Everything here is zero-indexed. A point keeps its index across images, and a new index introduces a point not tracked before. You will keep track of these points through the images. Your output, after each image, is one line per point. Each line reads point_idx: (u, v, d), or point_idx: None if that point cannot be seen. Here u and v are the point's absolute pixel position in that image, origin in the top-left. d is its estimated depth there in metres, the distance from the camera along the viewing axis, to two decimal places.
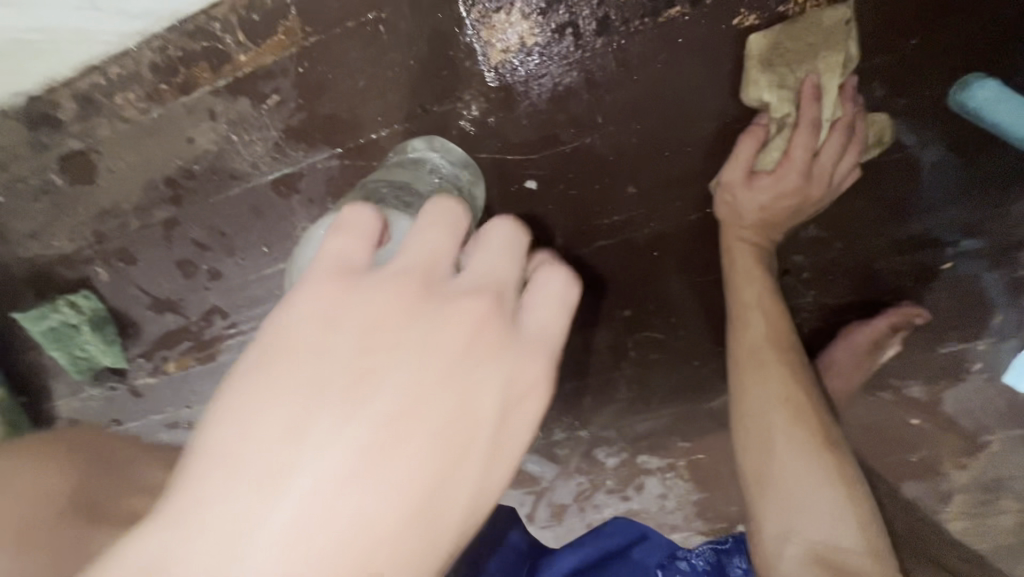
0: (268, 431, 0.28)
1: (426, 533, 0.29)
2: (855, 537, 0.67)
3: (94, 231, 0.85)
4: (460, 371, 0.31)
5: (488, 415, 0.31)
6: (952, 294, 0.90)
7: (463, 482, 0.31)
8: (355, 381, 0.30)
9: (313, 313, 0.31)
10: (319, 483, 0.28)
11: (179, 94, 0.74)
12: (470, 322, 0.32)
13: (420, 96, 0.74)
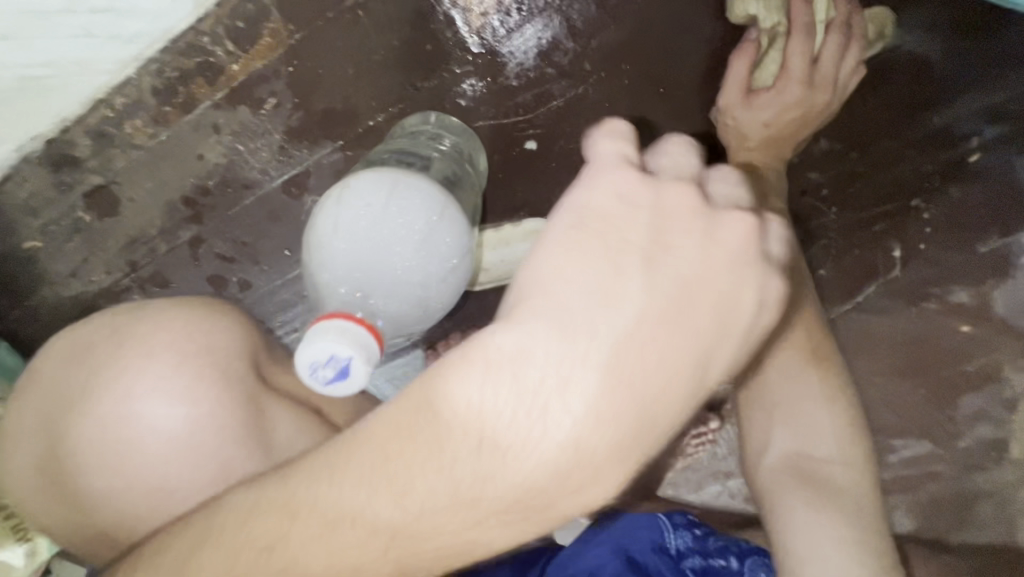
0: (596, 281, 0.37)
1: (698, 390, 0.38)
2: (835, 448, 0.71)
3: (125, 262, 0.87)
4: (730, 268, 0.39)
5: (746, 309, 0.39)
6: (989, 186, 0.87)
7: (732, 358, 0.39)
8: (660, 251, 0.38)
9: (623, 195, 0.38)
10: (634, 323, 0.37)
11: (183, 113, 0.77)
12: (736, 229, 0.39)
13: (409, 75, 0.74)
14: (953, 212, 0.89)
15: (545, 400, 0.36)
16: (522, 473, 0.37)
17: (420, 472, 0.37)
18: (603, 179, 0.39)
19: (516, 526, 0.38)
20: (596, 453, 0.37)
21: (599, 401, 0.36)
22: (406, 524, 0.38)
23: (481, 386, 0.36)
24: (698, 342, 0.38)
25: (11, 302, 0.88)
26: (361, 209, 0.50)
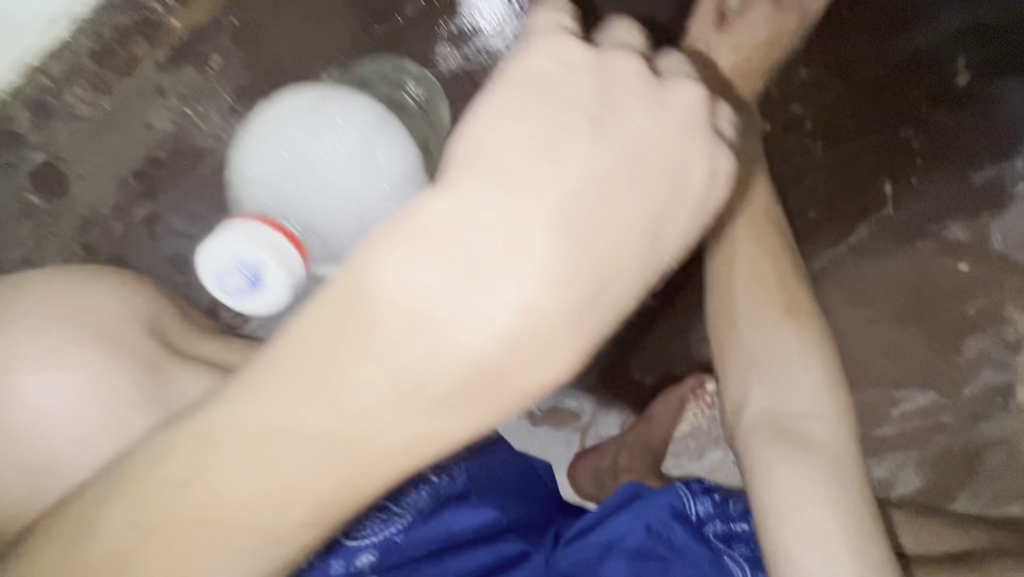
0: (536, 138, 0.36)
1: (651, 254, 0.37)
2: (810, 400, 0.68)
3: (78, 245, 0.82)
4: (678, 130, 0.38)
5: (701, 175, 0.38)
6: (976, 111, 0.84)
7: (682, 224, 0.38)
8: (605, 112, 0.37)
9: (562, 54, 0.37)
10: (578, 178, 0.35)
11: (125, 77, 0.73)
12: (685, 95, 0.39)
13: (361, 20, 0.70)
14: (943, 140, 0.85)
15: (489, 263, 0.34)
16: (462, 348, 0.34)
17: (349, 363, 0.35)
18: (544, 40, 0.38)
19: (461, 415, 0.36)
20: (547, 319, 0.35)
21: (546, 259, 0.35)
22: (341, 425, 0.36)
23: (412, 251, 0.34)
24: (647, 201, 0.37)
25: None
26: (289, 117, 0.50)
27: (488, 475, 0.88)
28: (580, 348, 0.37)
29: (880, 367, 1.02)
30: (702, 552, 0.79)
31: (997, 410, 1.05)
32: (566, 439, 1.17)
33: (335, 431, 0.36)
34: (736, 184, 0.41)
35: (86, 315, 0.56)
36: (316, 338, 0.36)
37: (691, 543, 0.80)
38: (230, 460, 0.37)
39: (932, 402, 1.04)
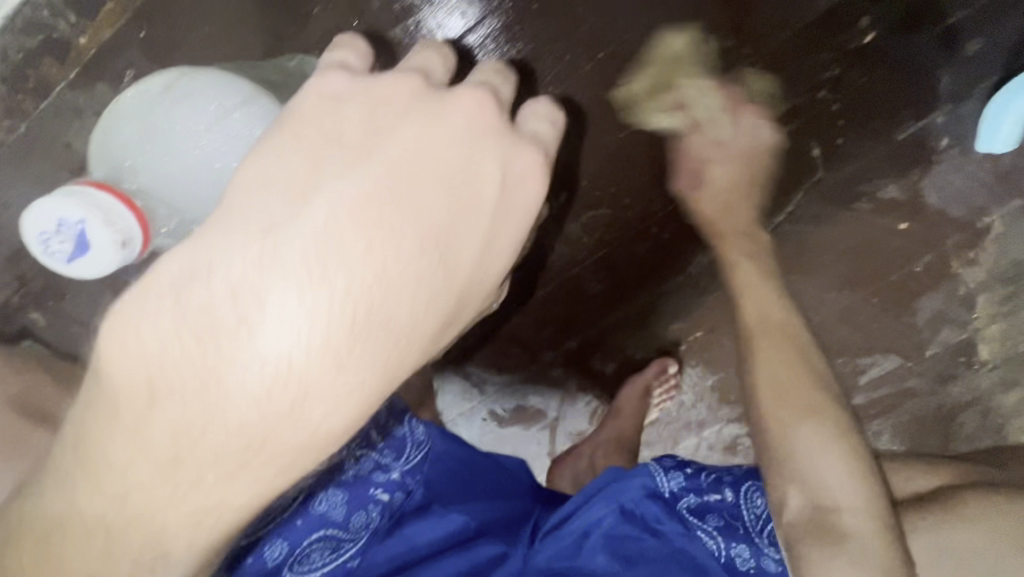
0: (298, 172, 0.38)
1: (435, 262, 0.39)
2: (845, 493, 0.65)
3: (13, 275, 0.82)
4: (454, 138, 0.42)
5: (481, 177, 0.42)
6: (889, 68, 0.87)
7: (464, 231, 0.41)
8: (370, 139, 0.40)
9: (325, 98, 0.41)
10: (341, 203, 0.37)
11: (39, 99, 0.72)
12: (458, 105, 0.43)
13: (269, 24, 0.71)
14: (857, 103, 0.88)
15: (245, 300, 0.36)
16: (243, 380, 0.36)
17: (134, 421, 0.37)
18: (315, 83, 0.42)
19: (259, 449, 0.38)
20: (309, 349, 0.36)
21: (304, 285, 0.36)
22: (159, 469, 0.38)
23: (177, 295, 0.36)
24: (420, 213, 0.39)
25: None
26: (150, 102, 0.49)
27: (448, 476, 0.81)
28: (363, 375, 0.38)
29: (838, 333, 1.03)
30: (676, 530, 0.71)
31: (964, 369, 1.04)
32: (538, 438, 1.12)
33: (155, 476, 0.38)
34: (541, 176, 0.45)
35: None
36: (114, 393, 0.37)
37: (666, 526, 0.72)
38: (80, 522, 0.39)
39: (895, 366, 1.05)
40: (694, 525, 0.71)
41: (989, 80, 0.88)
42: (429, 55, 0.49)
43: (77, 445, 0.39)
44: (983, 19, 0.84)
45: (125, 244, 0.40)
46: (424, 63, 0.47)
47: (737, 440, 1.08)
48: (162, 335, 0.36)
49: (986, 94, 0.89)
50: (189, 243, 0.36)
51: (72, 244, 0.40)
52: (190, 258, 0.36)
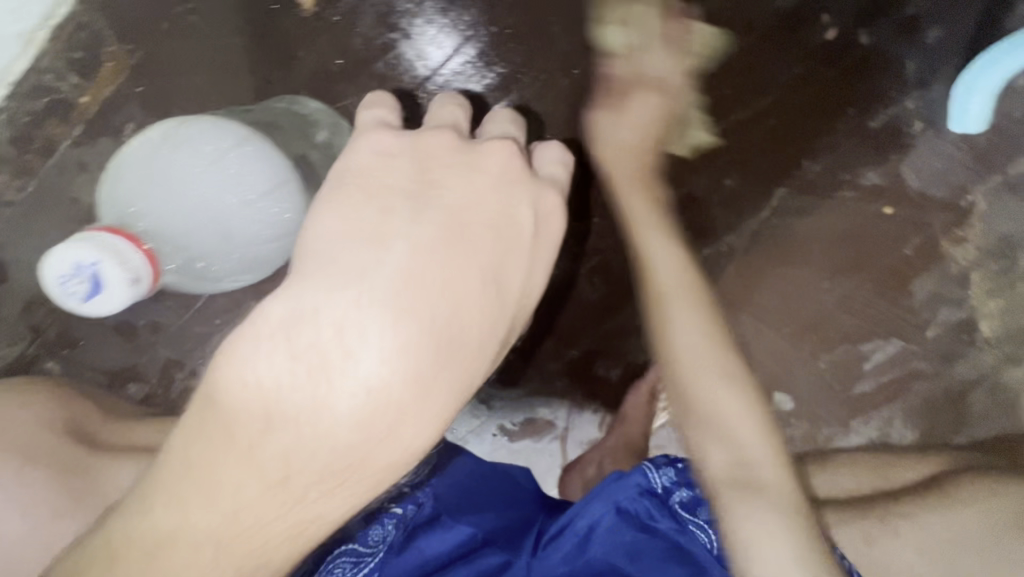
0: (369, 224, 0.43)
1: (496, 296, 0.44)
2: (761, 455, 0.64)
3: (29, 327, 0.85)
4: (494, 186, 0.47)
5: (520, 219, 0.47)
6: (856, 60, 0.90)
7: (515, 267, 0.45)
8: (427, 190, 0.45)
9: (379, 157, 0.47)
10: (414, 249, 0.42)
11: (44, 157, 0.75)
12: (495, 156, 0.48)
13: (257, 68, 0.75)
14: (831, 92, 0.91)
15: (334, 343, 0.39)
16: (340, 415, 0.39)
17: (233, 460, 0.39)
18: (370, 141, 0.48)
19: (351, 476, 0.41)
20: (396, 386, 0.39)
21: (390, 325, 0.40)
22: (270, 490, 0.40)
23: (278, 338, 0.39)
24: (478, 256, 0.44)
25: None
26: (149, 154, 0.52)
27: (455, 489, 0.83)
28: (443, 403, 0.42)
29: (839, 322, 1.03)
30: (666, 523, 0.75)
31: (969, 348, 1.04)
32: (550, 450, 1.11)
33: (264, 496, 0.40)
34: (560, 216, 0.50)
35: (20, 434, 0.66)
36: (229, 415, 0.39)
37: (660, 523, 0.75)
38: (178, 554, 0.39)
39: (901, 349, 1.04)
40: (686, 520, 0.75)
41: (952, 65, 0.92)
42: (455, 108, 0.54)
43: (184, 470, 0.40)
44: (934, 10, 0.90)
45: (133, 280, 0.44)
46: (452, 123, 0.52)
47: None
48: (267, 372, 0.39)
49: (950, 78, 0.93)
50: (284, 293, 0.40)
51: (89, 284, 0.43)
52: (287, 301, 0.40)
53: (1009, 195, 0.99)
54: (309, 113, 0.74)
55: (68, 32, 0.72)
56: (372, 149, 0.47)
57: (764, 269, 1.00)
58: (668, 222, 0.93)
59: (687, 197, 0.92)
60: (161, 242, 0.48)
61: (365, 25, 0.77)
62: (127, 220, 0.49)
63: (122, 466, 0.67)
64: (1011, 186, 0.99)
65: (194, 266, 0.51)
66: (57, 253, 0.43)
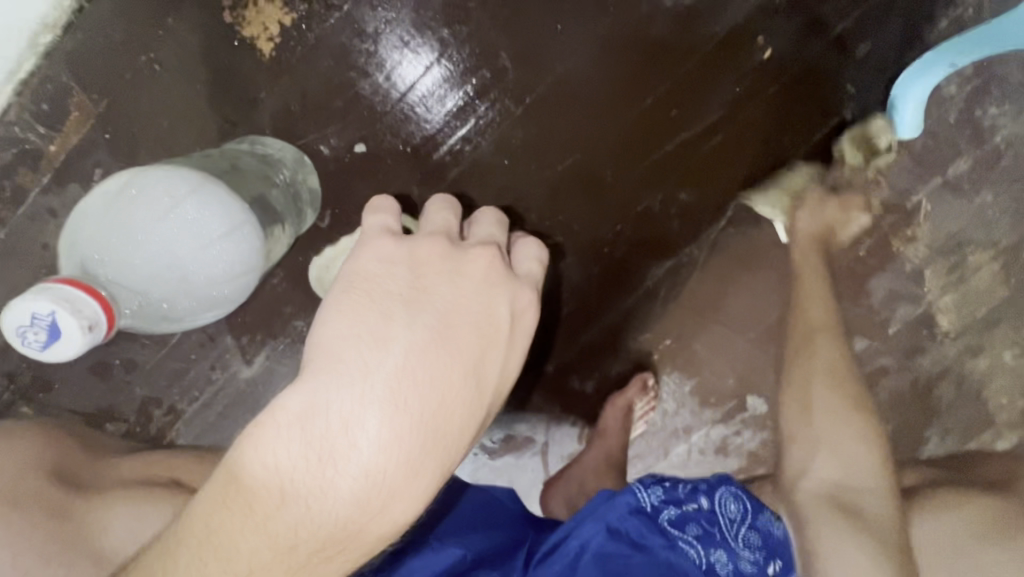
0: (366, 325, 0.44)
1: (475, 394, 0.45)
2: (873, 481, 0.81)
3: (4, 373, 0.86)
4: (477, 290, 0.46)
5: (501, 322, 0.47)
6: (795, 75, 0.96)
7: (497, 365, 0.46)
8: (419, 292, 0.45)
9: (376, 257, 0.46)
10: (408, 354, 0.43)
11: (14, 206, 0.77)
12: (480, 259, 0.48)
13: (221, 112, 0.77)
14: (774, 107, 0.96)
15: (332, 442, 0.41)
16: (339, 497, 0.41)
17: (242, 534, 0.40)
18: (372, 236, 0.48)
19: (345, 552, 0.42)
20: (388, 478, 0.42)
21: (383, 426, 0.42)
22: (278, 563, 0.41)
23: (285, 435, 0.41)
24: (462, 359, 0.44)
25: None
26: (110, 207, 0.54)
27: (445, 515, 0.84)
28: (426, 492, 0.43)
29: None
30: (659, 542, 0.75)
31: (929, 342, 1.08)
32: (532, 466, 1.13)
33: (275, 562, 0.41)
34: (535, 313, 0.49)
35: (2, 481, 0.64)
36: (246, 494, 0.40)
37: (651, 541, 0.75)
38: None
39: (865, 347, 1.08)
40: (676, 535, 0.76)
41: (885, 76, 0.97)
42: (450, 206, 0.52)
43: (203, 530, 0.41)
44: (865, 26, 0.95)
45: (92, 327, 0.44)
46: (445, 223, 0.50)
47: (726, 440, 1.09)
48: (280, 459, 0.41)
49: (885, 88, 0.98)
50: (298, 388, 0.42)
51: (46, 333, 0.43)
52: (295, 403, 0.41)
53: (951, 195, 1.04)
54: (272, 153, 0.78)
55: (32, 83, 0.74)
56: (373, 250, 0.47)
57: (728, 277, 1.04)
58: (628, 238, 0.97)
59: (646, 212, 0.96)
60: (121, 291, 0.50)
61: (324, 64, 0.79)
62: (90, 269, 0.50)
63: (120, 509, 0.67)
64: (953, 186, 1.04)
65: (160, 306, 0.53)
66: (11, 307, 0.43)
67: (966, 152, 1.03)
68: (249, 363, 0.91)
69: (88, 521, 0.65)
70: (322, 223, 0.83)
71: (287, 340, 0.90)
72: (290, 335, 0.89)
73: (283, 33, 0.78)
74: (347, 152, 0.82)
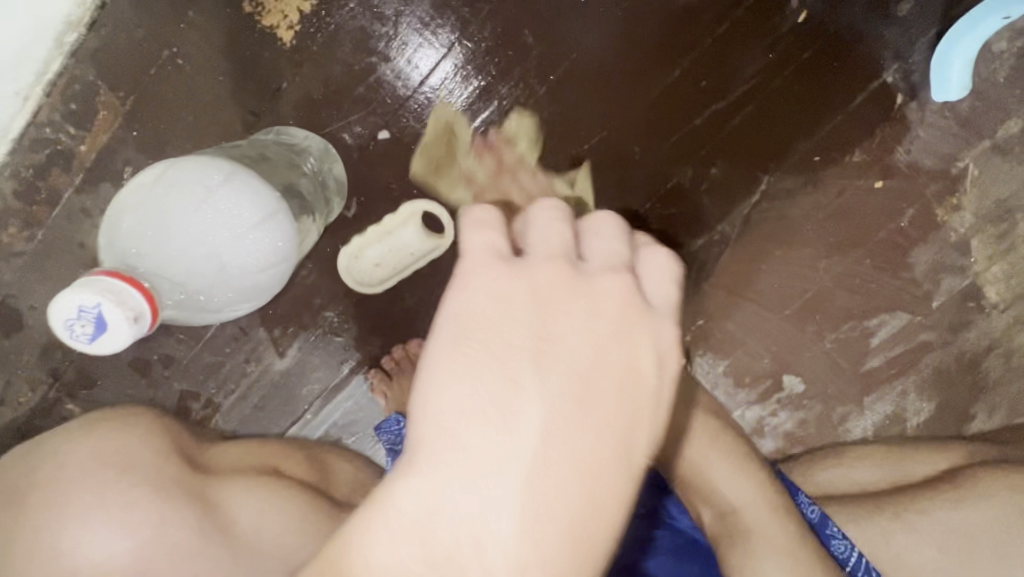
0: (486, 392, 0.34)
1: (625, 473, 0.36)
2: (737, 491, 0.69)
3: (48, 370, 0.88)
4: (614, 335, 0.37)
5: (646, 376, 0.37)
6: (829, 39, 0.92)
7: (645, 432, 0.37)
8: (545, 344, 0.36)
9: (488, 296, 0.36)
10: (545, 431, 0.34)
11: (51, 207, 0.78)
12: (612, 290, 0.37)
13: (246, 104, 0.77)
14: (807, 74, 0.92)
15: (461, 549, 0.33)
16: None
17: None
18: (475, 264, 0.37)
19: None
20: None
21: (522, 526, 0.33)
22: None
23: (408, 534, 0.33)
24: (609, 429, 0.36)
25: None
26: (145, 200, 0.54)
27: None
28: None
29: (838, 300, 1.03)
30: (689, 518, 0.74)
31: (976, 315, 1.03)
32: None
33: None
34: (680, 355, 0.39)
35: (127, 477, 0.63)
36: None
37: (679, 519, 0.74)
38: None
39: (906, 322, 1.03)
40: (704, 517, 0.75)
41: (927, 35, 0.93)
42: (563, 211, 0.40)
43: None
44: None
45: (141, 324, 0.45)
46: (560, 237, 0.39)
47: (762, 422, 1.05)
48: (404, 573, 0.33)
49: (927, 47, 0.93)
50: (413, 478, 0.34)
51: (93, 326, 0.43)
52: (415, 497, 0.33)
53: (999, 158, 0.99)
54: (297, 142, 0.78)
55: (59, 84, 0.74)
56: (485, 284, 0.36)
57: (761, 255, 1.00)
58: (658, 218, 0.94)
59: (675, 189, 0.93)
60: (163, 281, 0.50)
61: (345, 50, 0.78)
62: (129, 262, 0.51)
63: (246, 498, 0.69)
64: (1001, 149, 0.99)
65: (196, 299, 0.53)
66: (63, 293, 0.43)
67: (1017, 112, 0.98)
68: (282, 355, 0.91)
69: (222, 511, 0.66)
70: (349, 212, 0.82)
71: (317, 331, 0.90)
72: (320, 326, 0.90)
73: (304, 21, 0.77)
74: (371, 139, 0.81)
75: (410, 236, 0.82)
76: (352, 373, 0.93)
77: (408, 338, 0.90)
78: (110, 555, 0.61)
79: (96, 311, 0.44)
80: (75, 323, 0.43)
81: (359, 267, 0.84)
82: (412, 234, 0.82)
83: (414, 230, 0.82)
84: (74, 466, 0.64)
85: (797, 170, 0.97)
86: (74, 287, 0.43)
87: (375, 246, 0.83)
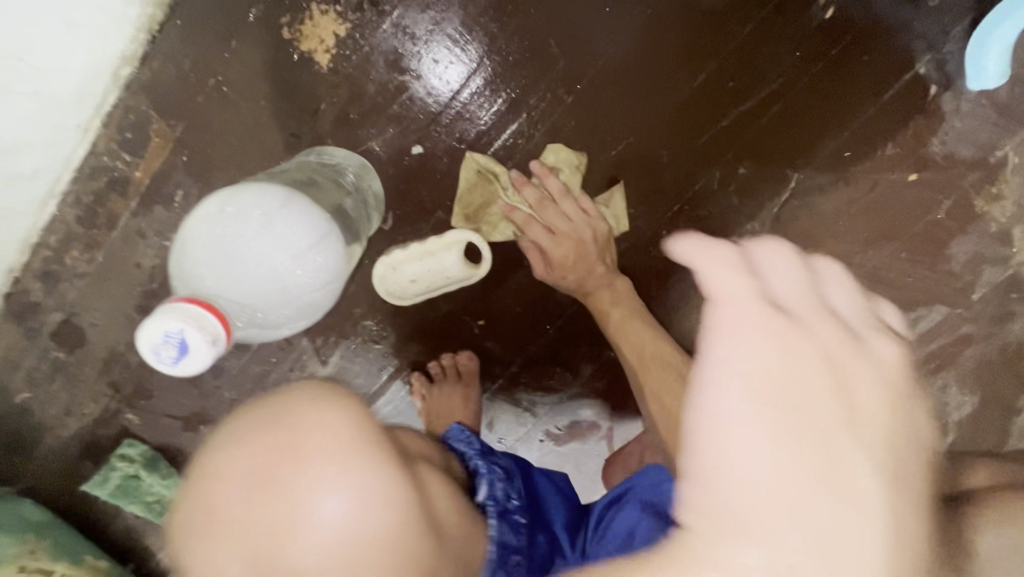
0: (800, 462, 0.40)
1: (912, 510, 0.43)
2: None
3: (109, 383, 0.94)
4: (869, 382, 0.46)
5: (909, 432, 0.46)
6: (857, 34, 0.91)
7: (914, 467, 0.45)
8: (830, 398, 0.43)
9: (769, 351, 0.44)
10: (862, 484, 0.41)
11: (109, 230, 0.83)
12: (871, 365, 0.47)
13: (287, 126, 0.81)
14: (836, 70, 0.92)
15: None
16: None
17: None
18: (748, 319, 0.46)
19: None
20: None
21: None
22: None
23: None
24: (920, 546, 0.43)
25: (27, 456, 0.96)
26: (215, 228, 0.56)
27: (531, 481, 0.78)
28: None
29: (874, 295, 1.01)
30: None
31: (1020, 306, 1.01)
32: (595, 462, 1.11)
33: None
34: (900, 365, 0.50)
35: (310, 454, 0.42)
36: None
37: None
38: None
39: (946, 315, 1.01)
40: None
41: (959, 26, 0.92)
42: (782, 251, 0.55)
43: None
44: None
45: (216, 353, 0.48)
46: (807, 300, 0.50)
47: None
48: None
49: (960, 37, 0.92)
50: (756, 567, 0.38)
51: (176, 349, 0.47)
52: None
53: None
54: (336, 162, 0.81)
55: (114, 115, 0.79)
56: (759, 340, 0.45)
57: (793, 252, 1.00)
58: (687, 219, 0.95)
59: (703, 191, 0.94)
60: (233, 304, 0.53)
61: (378, 70, 0.81)
62: (199, 286, 0.53)
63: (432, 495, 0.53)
64: None
65: (254, 317, 0.55)
66: (158, 315, 0.46)
67: None
68: (324, 364, 0.95)
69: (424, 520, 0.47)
70: (386, 225, 0.85)
71: (357, 340, 0.93)
72: (360, 335, 0.93)
73: (339, 44, 0.80)
74: (405, 154, 0.84)
75: (449, 261, 0.84)
76: (390, 380, 0.95)
77: (442, 344, 0.93)
78: (343, 537, 0.41)
79: (179, 335, 0.47)
80: (161, 346, 0.47)
81: (396, 281, 0.86)
82: (452, 260, 0.84)
83: (455, 257, 0.84)
84: (284, 423, 0.43)
85: (828, 166, 0.96)
86: (161, 312, 0.46)
87: (415, 265, 0.84)
